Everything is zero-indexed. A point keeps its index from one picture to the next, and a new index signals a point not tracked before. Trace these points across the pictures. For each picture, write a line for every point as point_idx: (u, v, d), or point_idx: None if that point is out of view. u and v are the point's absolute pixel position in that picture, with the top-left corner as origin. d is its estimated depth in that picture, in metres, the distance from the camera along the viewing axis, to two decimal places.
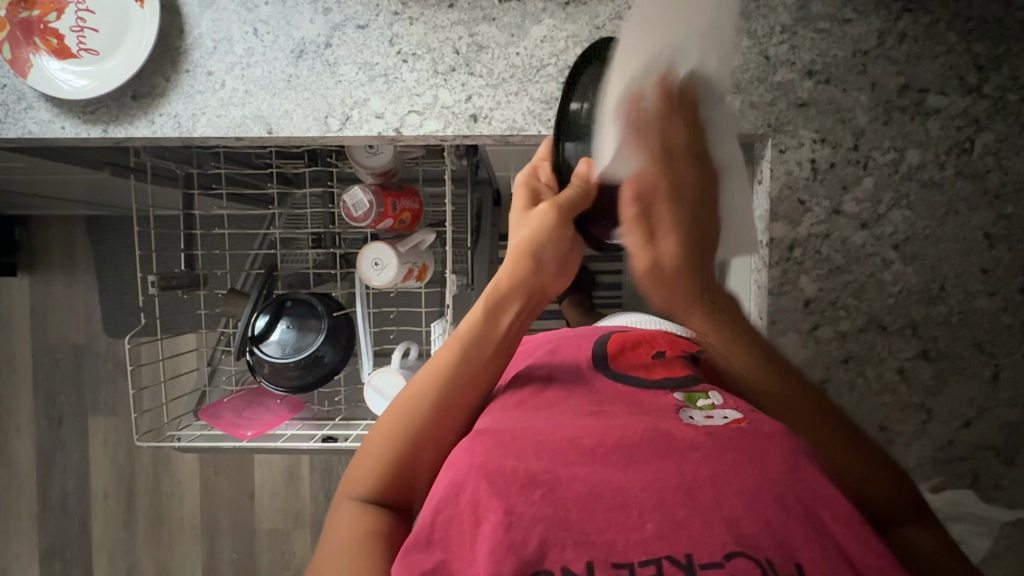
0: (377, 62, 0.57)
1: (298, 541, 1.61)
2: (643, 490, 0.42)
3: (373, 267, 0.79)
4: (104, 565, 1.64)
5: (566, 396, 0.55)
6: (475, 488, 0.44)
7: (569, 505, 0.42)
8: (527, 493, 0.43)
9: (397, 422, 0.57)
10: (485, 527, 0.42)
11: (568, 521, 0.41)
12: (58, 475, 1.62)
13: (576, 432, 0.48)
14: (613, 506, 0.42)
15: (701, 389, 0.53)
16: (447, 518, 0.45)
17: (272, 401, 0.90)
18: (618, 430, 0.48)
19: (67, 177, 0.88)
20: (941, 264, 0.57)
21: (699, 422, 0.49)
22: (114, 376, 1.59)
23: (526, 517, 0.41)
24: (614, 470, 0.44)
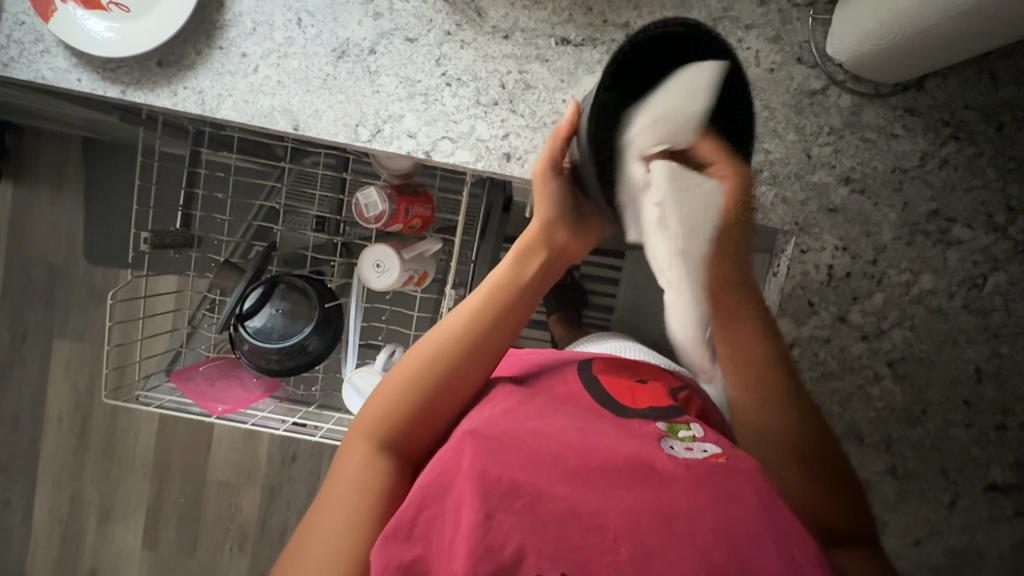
0: (419, 80, 0.55)
1: (247, 498, 1.63)
2: (620, 517, 0.45)
3: (374, 269, 0.78)
4: (48, 486, 1.63)
5: (552, 412, 0.56)
6: (460, 490, 0.47)
7: (547, 519, 0.45)
8: (508, 500, 0.45)
9: (429, 358, 0.59)
10: (464, 528, 0.45)
11: (545, 533, 0.44)
12: (14, 389, 1.60)
13: (565, 446, 0.50)
14: (590, 526, 0.45)
15: (683, 420, 0.58)
16: (430, 513, 0.47)
17: (247, 376, 0.89)
18: (602, 453, 0.50)
19: (72, 110, 0.84)
20: (928, 389, 0.58)
21: (681, 453, 0.52)
22: (87, 302, 1.56)
23: (506, 523, 0.44)
24: (594, 493, 0.47)
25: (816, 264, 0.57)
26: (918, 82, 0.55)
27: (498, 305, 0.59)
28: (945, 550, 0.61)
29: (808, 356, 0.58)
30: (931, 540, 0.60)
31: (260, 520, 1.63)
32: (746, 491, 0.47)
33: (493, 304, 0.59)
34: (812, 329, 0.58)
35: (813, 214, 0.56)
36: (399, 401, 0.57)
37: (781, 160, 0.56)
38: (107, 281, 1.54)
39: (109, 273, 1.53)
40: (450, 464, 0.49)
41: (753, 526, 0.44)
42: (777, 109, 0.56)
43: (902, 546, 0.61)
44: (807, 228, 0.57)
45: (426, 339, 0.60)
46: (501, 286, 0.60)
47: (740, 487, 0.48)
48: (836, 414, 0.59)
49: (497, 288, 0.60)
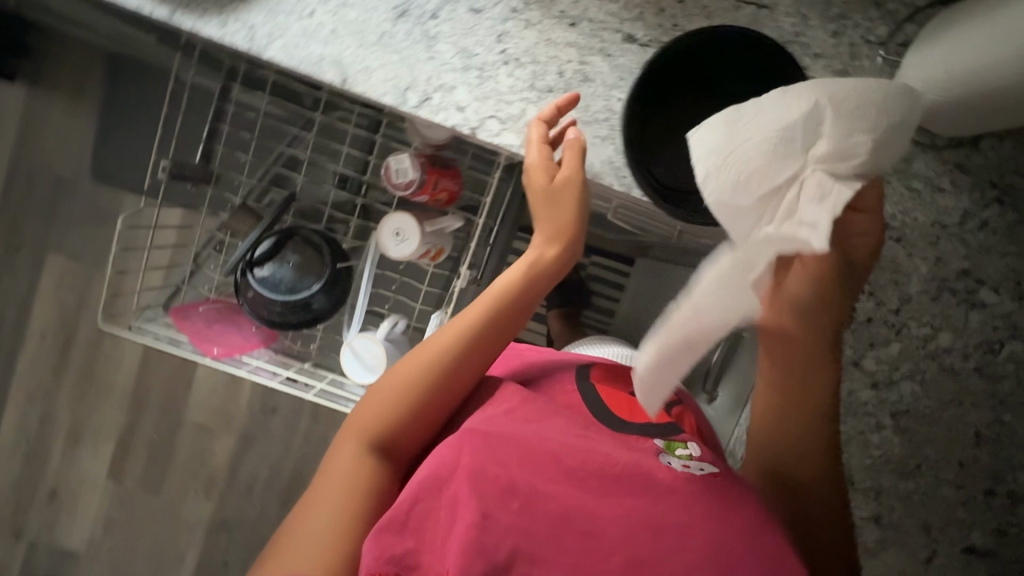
0: (477, 53, 0.54)
1: (220, 443, 1.62)
2: (614, 526, 0.47)
3: (393, 237, 0.77)
4: (19, 402, 1.61)
5: (553, 415, 0.57)
6: (457, 485, 0.48)
7: (543, 523, 0.47)
8: (506, 500, 0.47)
9: (414, 369, 0.58)
10: (460, 526, 0.46)
11: (539, 537, 0.46)
12: (1, 298, 1.57)
13: (563, 447, 0.52)
14: (584, 531, 0.47)
15: (680, 438, 0.59)
16: (424, 509, 0.48)
17: (247, 324, 0.87)
18: (600, 458, 0.52)
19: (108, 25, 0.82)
20: (926, 444, 0.59)
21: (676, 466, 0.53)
22: (87, 222, 1.53)
23: (501, 524, 0.46)
24: (589, 500, 0.49)
25: None
26: (974, 140, 0.54)
27: (491, 317, 0.59)
28: None
29: None
30: None
31: (229, 468, 1.63)
32: (738, 514, 0.48)
33: (484, 313, 0.59)
34: None
35: None
36: (396, 395, 0.58)
37: None
38: (111, 204, 1.52)
39: (114, 196, 1.51)
40: (449, 459, 0.50)
41: (740, 545, 0.46)
42: None
43: None
44: None
45: (411, 355, 0.60)
46: (498, 294, 0.59)
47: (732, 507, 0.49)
48: None
49: (488, 299, 0.60)
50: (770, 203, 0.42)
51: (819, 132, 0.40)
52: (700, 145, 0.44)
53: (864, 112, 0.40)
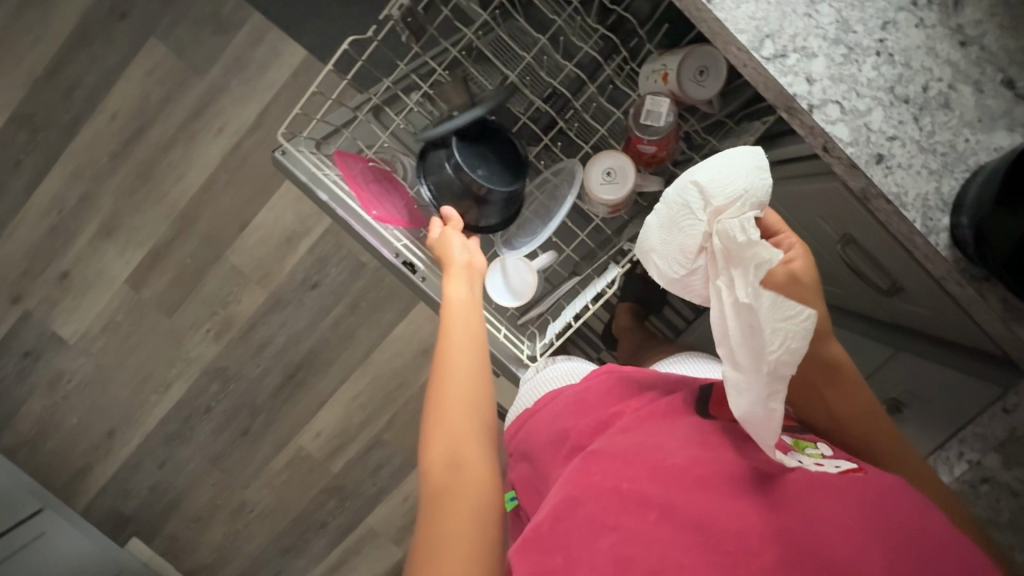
0: (853, 32, 0.50)
1: (249, 295, 1.57)
2: (760, 522, 0.45)
3: (601, 175, 0.73)
4: (66, 171, 1.52)
5: (669, 429, 0.57)
6: (590, 503, 0.49)
7: (685, 532, 0.45)
8: (642, 513, 0.47)
9: (452, 407, 0.60)
10: (600, 541, 0.46)
11: (687, 547, 0.45)
12: (86, 59, 1.46)
13: (687, 462, 0.51)
14: (732, 531, 0.45)
15: (808, 439, 0.58)
16: (563, 525, 0.48)
17: (401, 200, 0.83)
18: (727, 464, 0.51)
19: None
20: None
21: (811, 466, 0.52)
22: (204, 21, 1.42)
23: (642, 535, 0.46)
24: (724, 499, 0.47)
25: None
26: None
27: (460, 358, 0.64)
28: None
29: (990, 496, 0.57)
30: None
31: (248, 322, 1.58)
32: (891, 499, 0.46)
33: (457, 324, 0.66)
34: (1013, 478, 0.57)
35: None
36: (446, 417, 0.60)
37: None
38: (236, 13, 1.41)
39: (244, 7, 1.40)
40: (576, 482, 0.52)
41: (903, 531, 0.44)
42: None
43: None
44: None
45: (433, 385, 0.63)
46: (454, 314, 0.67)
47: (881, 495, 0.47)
48: None
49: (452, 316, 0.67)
50: (692, 265, 0.54)
51: (707, 202, 0.52)
52: (652, 237, 0.58)
53: (729, 173, 0.52)
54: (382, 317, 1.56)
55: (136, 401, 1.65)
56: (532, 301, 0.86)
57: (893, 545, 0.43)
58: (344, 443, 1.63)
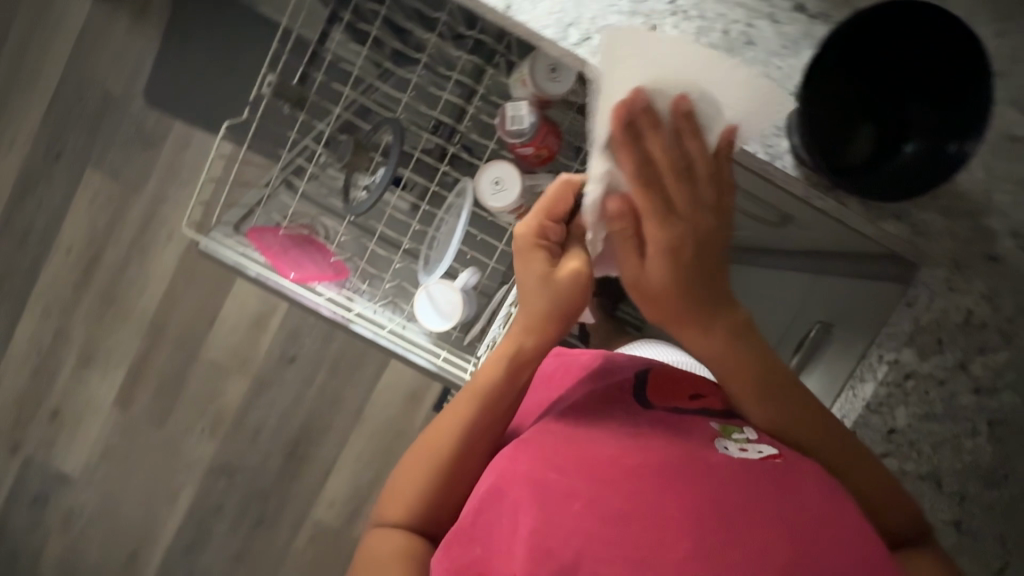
0: (645, 1, 0.54)
1: (233, 384, 1.59)
2: (678, 515, 0.47)
3: (492, 185, 0.76)
4: (35, 314, 1.57)
5: (605, 416, 0.57)
6: (517, 494, 0.48)
7: (606, 522, 0.46)
8: (567, 503, 0.47)
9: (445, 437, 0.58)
10: (523, 530, 0.46)
11: (605, 537, 0.46)
12: (31, 205, 1.53)
13: (614, 452, 0.52)
14: (649, 524, 0.46)
15: (735, 422, 0.58)
16: (490, 518, 0.49)
17: (323, 257, 0.86)
18: (656, 452, 0.52)
19: None
20: (1015, 456, 0.59)
21: (736, 452, 0.53)
22: (132, 142, 1.50)
23: (567, 530, 0.46)
24: (648, 493, 0.48)
25: (957, 306, 0.58)
26: None
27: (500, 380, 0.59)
28: None
29: (920, 392, 0.59)
30: None
31: (239, 411, 1.60)
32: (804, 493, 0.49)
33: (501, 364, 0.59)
34: (933, 367, 0.58)
35: (971, 257, 0.57)
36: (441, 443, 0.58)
37: (962, 194, 0.56)
38: (159, 126, 1.49)
39: (164, 119, 1.48)
40: (505, 470, 0.51)
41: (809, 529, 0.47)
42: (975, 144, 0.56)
43: None
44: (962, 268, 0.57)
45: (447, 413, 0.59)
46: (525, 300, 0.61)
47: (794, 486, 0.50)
48: (924, 455, 0.60)
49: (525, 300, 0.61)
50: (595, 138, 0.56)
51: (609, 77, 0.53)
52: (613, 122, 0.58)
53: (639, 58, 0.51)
54: (364, 371, 1.59)
55: (150, 518, 1.65)
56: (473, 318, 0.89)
57: (795, 540, 0.46)
58: (360, 505, 1.63)
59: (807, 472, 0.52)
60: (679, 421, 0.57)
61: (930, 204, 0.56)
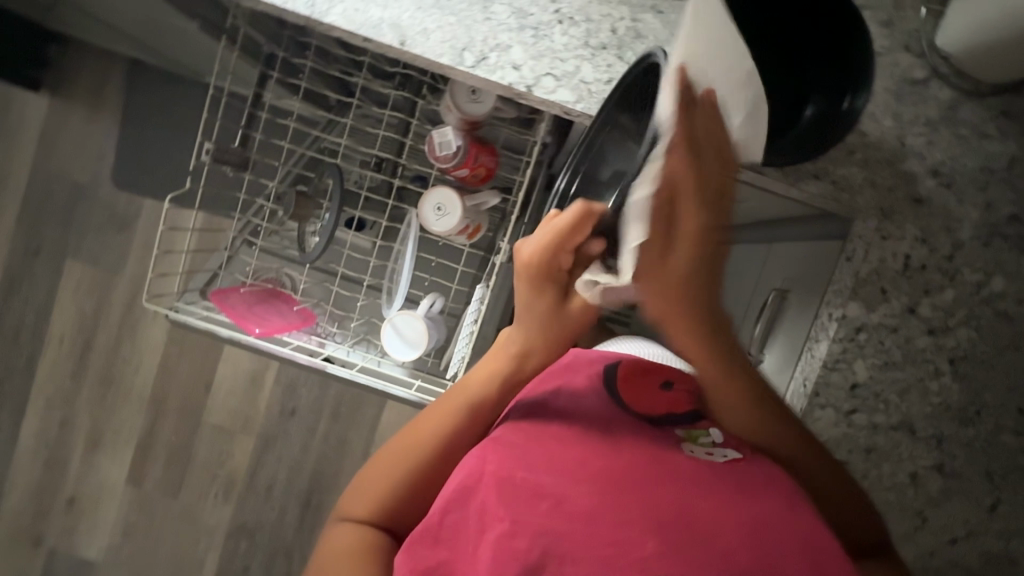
0: (532, 14, 0.56)
1: (240, 445, 1.60)
2: (644, 516, 0.46)
3: (434, 211, 0.78)
4: (38, 408, 1.60)
5: (574, 415, 0.55)
6: (485, 495, 0.47)
7: (573, 520, 0.45)
8: (534, 503, 0.46)
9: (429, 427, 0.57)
10: (490, 534, 0.44)
11: (572, 534, 0.44)
12: (19, 303, 1.57)
13: (581, 453, 0.50)
14: (616, 523, 0.45)
15: (700, 426, 0.57)
16: (457, 520, 0.47)
17: (286, 307, 0.86)
18: (624, 454, 0.51)
19: (159, 10, 0.86)
20: (984, 391, 0.59)
21: (701, 457, 0.53)
22: (106, 226, 1.54)
23: (533, 526, 0.44)
24: (616, 495, 0.47)
25: (895, 252, 0.58)
26: (1018, 86, 0.57)
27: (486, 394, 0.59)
28: (980, 553, 0.60)
29: (874, 343, 0.59)
30: (967, 543, 0.60)
31: (249, 470, 1.60)
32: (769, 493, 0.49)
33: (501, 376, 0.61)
34: (882, 317, 0.59)
35: (898, 202, 0.57)
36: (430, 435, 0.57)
37: (875, 143, 0.57)
38: (129, 207, 1.53)
39: (133, 199, 1.52)
40: (474, 469, 0.49)
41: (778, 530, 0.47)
42: (879, 94, 0.57)
43: (938, 544, 0.60)
44: (891, 215, 0.58)
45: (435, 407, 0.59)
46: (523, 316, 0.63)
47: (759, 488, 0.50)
48: (891, 404, 0.60)
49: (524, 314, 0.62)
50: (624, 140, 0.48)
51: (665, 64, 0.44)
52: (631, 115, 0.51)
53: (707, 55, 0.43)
54: (365, 412, 1.60)
55: None
56: (444, 342, 0.89)
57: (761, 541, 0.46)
58: None
59: (768, 474, 0.52)
60: (645, 424, 0.56)
61: (847, 158, 0.57)
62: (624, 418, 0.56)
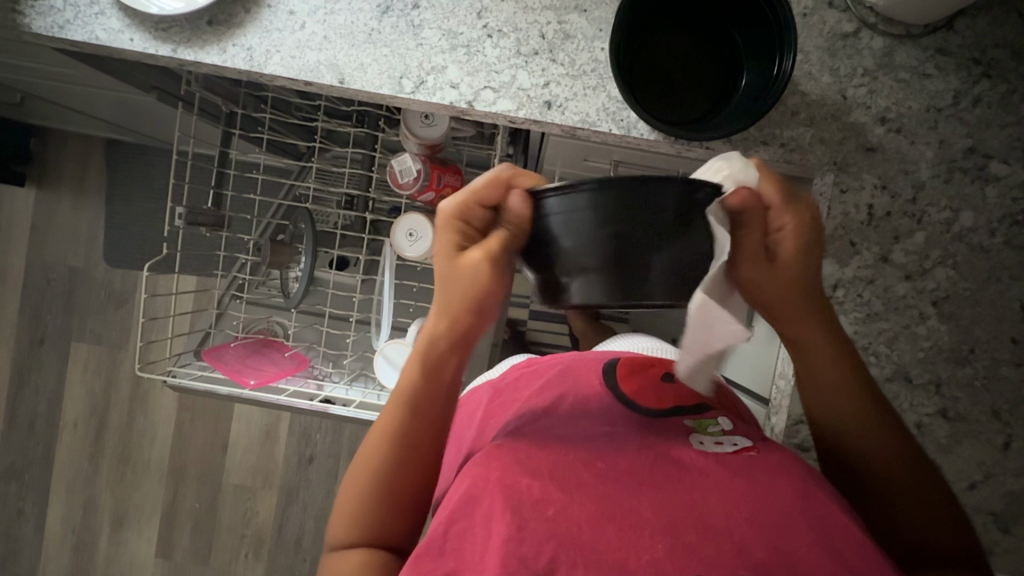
0: (461, 32, 0.58)
1: (263, 502, 1.59)
2: (654, 515, 0.44)
3: (407, 237, 0.78)
4: (60, 494, 1.61)
5: (576, 420, 0.54)
6: (491, 502, 0.44)
7: (581, 522, 0.43)
8: (540, 509, 0.44)
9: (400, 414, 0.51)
10: (497, 539, 0.43)
11: (579, 538, 0.43)
12: (31, 394, 1.60)
13: (587, 454, 0.49)
14: (625, 525, 0.44)
15: (709, 416, 0.57)
16: (462, 529, 0.45)
17: (278, 354, 0.88)
18: (630, 453, 0.49)
19: (120, 88, 0.89)
20: (973, 327, 0.58)
21: (711, 447, 0.52)
22: (106, 304, 1.57)
23: (538, 533, 0.43)
24: (625, 493, 0.46)
25: (857, 203, 0.58)
26: (948, 23, 0.57)
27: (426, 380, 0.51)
28: (1003, 495, 0.59)
29: (853, 297, 0.59)
30: (988, 486, 0.58)
31: (276, 525, 1.59)
32: (780, 480, 0.48)
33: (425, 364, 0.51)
34: (856, 270, 0.58)
35: (850, 153, 0.58)
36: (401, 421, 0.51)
37: (817, 101, 0.57)
38: (125, 282, 1.56)
39: (127, 274, 1.55)
40: (479, 478, 0.46)
41: (791, 517, 0.45)
42: (811, 53, 0.58)
43: (958, 491, 0.58)
44: (846, 168, 0.58)
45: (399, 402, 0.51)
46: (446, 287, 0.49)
47: (772, 476, 0.48)
48: (883, 355, 0.59)
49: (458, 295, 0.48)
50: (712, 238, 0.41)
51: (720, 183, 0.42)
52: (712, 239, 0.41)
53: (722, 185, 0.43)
54: None
55: None
56: None
57: (774, 533, 0.43)
58: None
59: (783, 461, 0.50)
60: (653, 421, 0.55)
61: (791, 120, 0.57)
62: (632, 419, 0.55)
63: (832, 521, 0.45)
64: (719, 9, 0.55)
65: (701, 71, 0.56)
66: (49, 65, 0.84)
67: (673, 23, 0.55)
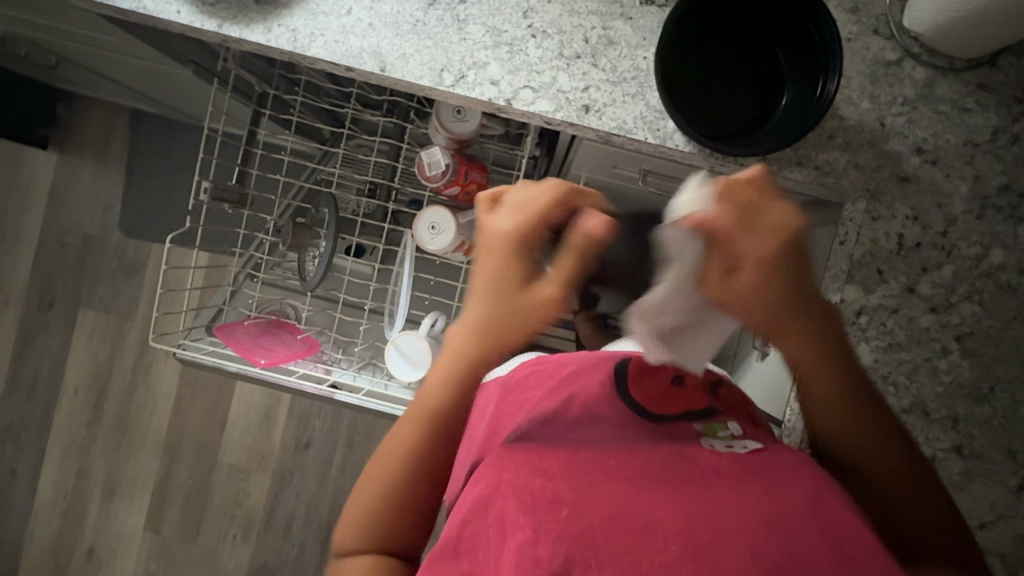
0: (505, 30, 0.58)
1: (255, 483, 1.59)
2: (666, 515, 0.43)
3: (429, 230, 0.78)
4: (55, 459, 1.61)
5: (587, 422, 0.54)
6: (504, 503, 0.44)
7: (592, 523, 0.43)
8: (553, 510, 0.44)
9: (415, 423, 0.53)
10: (512, 541, 0.43)
11: (593, 541, 0.42)
12: (34, 356, 1.60)
13: (599, 457, 0.48)
14: (638, 527, 0.43)
15: (720, 420, 0.56)
16: (475, 530, 0.45)
17: (289, 335, 0.88)
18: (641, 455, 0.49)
19: (155, 59, 0.90)
20: (996, 365, 0.58)
21: (721, 450, 0.51)
22: (117, 274, 1.58)
23: (552, 534, 0.42)
24: (636, 495, 0.45)
25: (887, 232, 0.58)
26: (992, 60, 0.57)
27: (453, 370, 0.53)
28: (1013, 537, 0.58)
29: (875, 325, 0.58)
30: (999, 526, 0.58)
31: (266, 509, 1.58)
32: (795, 485, 0.47)
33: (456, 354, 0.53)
34: (880, 298, 0.58)
35: (885, 181, 0.57)
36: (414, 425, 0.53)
37: (855, 127, 0.57)
38: (138, 253, 1.57)
39: (141, 246, 1.56)
40: (491, 479, 0.46)
41: (806, 521, 0.44)
42: (853, 78, 0.57)
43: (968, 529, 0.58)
44: (879, 196, 0.58)
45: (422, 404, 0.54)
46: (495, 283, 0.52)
47: (785, 480, 0.47)
48: (902, 386, 0.58)
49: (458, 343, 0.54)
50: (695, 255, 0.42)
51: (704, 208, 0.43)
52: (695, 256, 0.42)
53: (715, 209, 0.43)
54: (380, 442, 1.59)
55: None
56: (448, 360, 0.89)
57: (789, 537, 0.43)
58: None
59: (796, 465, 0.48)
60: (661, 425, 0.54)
61: (828, 143, 0.57)
62: (641, 424, 0.54)
63: (847, 525, 0.44)
64: (767, 27, 0.55)
65: (741, 87, 0.56)
66: (90, 30, 0.85)
67: (720, 37, 0.56)
